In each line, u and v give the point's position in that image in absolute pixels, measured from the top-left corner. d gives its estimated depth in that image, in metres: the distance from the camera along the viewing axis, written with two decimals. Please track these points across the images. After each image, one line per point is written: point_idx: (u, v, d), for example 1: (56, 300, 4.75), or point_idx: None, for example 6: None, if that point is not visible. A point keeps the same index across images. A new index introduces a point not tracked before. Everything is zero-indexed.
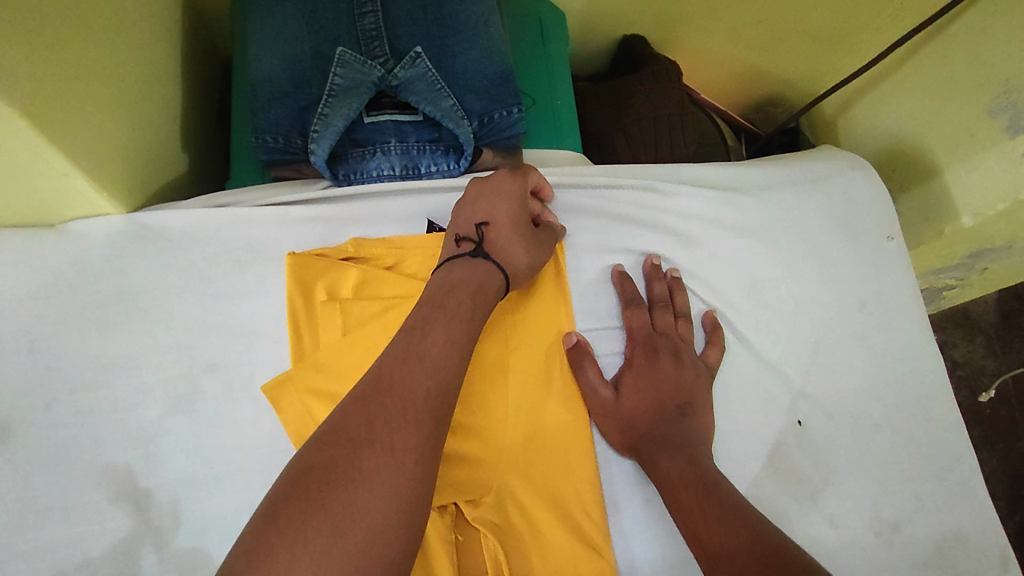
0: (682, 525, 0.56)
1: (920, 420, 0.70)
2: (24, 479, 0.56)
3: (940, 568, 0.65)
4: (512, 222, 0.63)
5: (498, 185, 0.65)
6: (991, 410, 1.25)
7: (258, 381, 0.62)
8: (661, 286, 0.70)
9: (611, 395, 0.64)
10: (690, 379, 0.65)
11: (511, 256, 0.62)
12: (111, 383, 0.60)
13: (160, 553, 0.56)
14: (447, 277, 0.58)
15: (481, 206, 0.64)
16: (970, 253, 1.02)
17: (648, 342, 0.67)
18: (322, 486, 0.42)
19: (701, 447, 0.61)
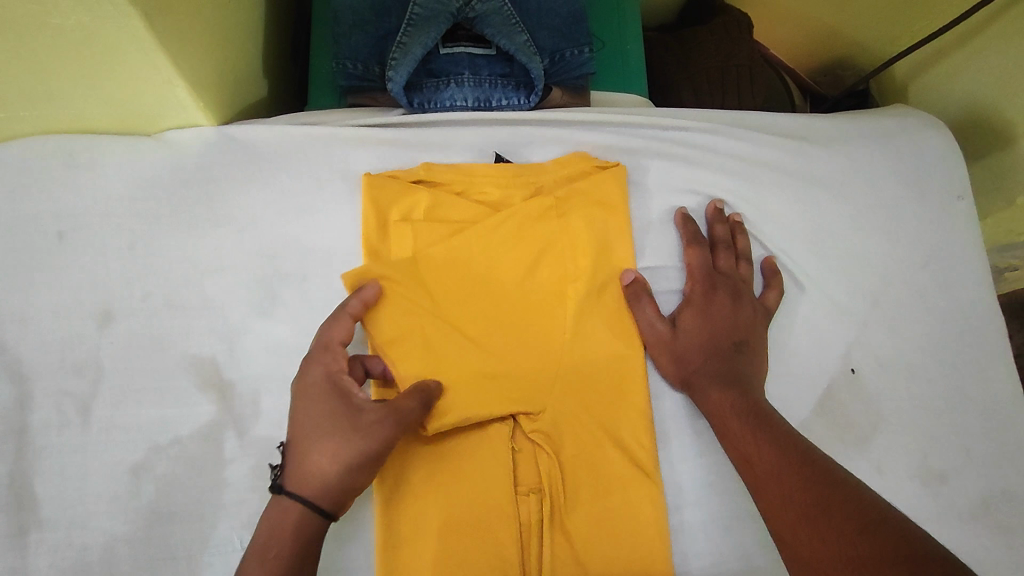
0: (732, 450, 0.59)
1: (977, 380, 0.70)
2: (125, 361, 0.62)
3: (986, 524, 0.66)
4: (314, 435, 0.54)
5: (308, 379, 0.57)
6: None
7: (333, 292, 0.66)
8: (723, 228, 0.71)
9: (669, 330, 0.65)
10: (747, 319, 0.66)
11: (312, 477, 0.53)
12: (201, 282, 0.64)
13: (240, 439, 0.61)
14: (265, 515, 0.53)
15: (292, 408, 0.57)
16: None
17: (709, 280, 0.68)
18: None
19: (754, 385, 0.62)
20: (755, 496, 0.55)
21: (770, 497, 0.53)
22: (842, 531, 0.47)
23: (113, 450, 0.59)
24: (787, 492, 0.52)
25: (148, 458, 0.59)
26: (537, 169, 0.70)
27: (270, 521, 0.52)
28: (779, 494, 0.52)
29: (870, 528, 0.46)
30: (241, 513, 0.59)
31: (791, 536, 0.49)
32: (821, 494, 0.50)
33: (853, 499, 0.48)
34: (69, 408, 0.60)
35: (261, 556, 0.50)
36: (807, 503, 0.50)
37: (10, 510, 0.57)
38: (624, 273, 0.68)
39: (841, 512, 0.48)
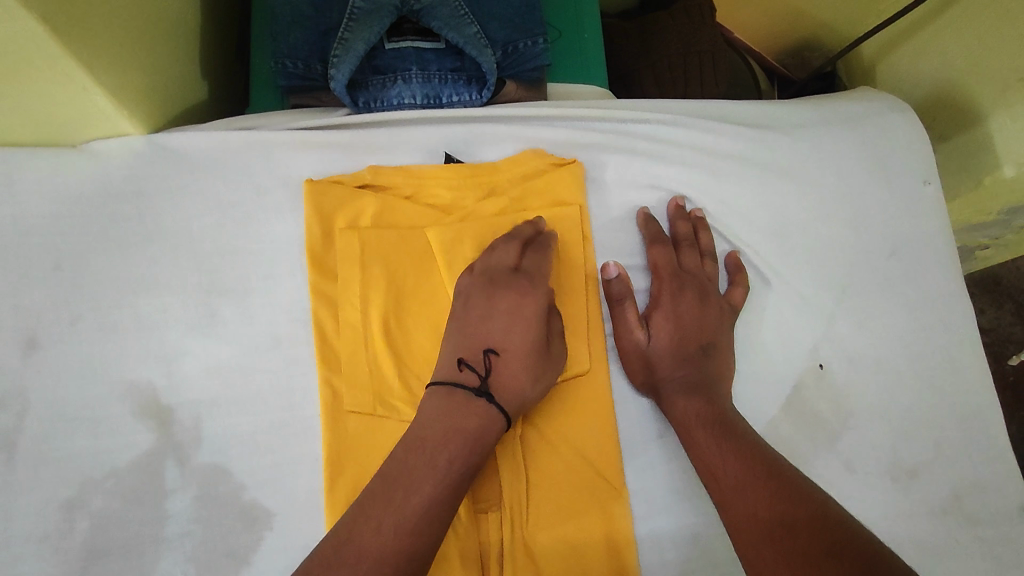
0: (696, 460, 0.56)
1: (947, 370, 0.68)
2: (53, 391, 0.58)
3: (957, 516, 0.65)
4: (528, 363, 0.59)
5: (502, 300, 0.60)
6: (1016, 377, 1.22)
7: (277, 308, 0.62)
8: (686, 226, 0.68)
9: (641, 334, 0.63)
10: (713, 319, 0.64)
11: (521, 402, 0.58)
12: (134, 303, 0.60)
13: (181, 468, 0.57)
14: (435, 403, 0.55)
15: (495, 324, 0.60)
16: (1008, 209, 0.99)
17: (675, 280, 0.66)
18: (402, 465, 0.51)
19: (719, 390, 0.61)
20: (720, 511, 0.52)
21: (736, 514, 0.50)
22: (810, 559, 0.44)
23: (44, 487, 0.55)
24: (754, 511, 0.49)
25: (81, 493, 0.56)
26: (489, 168, 0.67)
27: (453, 415, 0.54)
28: (746, 511, 0.50)
29: (838, 557, 0.44)
30: (185, 546, 0.56)
31: (756, 558, 0.47)
32: (789, 512, 0.48)
33: (821, 517, 0.47)
34: None
35: (471, 437, 0.53)
36: (774, 521, 0.48)
37: None
38: (607, 265, 0.65)
39: (810, 538, 0.46)
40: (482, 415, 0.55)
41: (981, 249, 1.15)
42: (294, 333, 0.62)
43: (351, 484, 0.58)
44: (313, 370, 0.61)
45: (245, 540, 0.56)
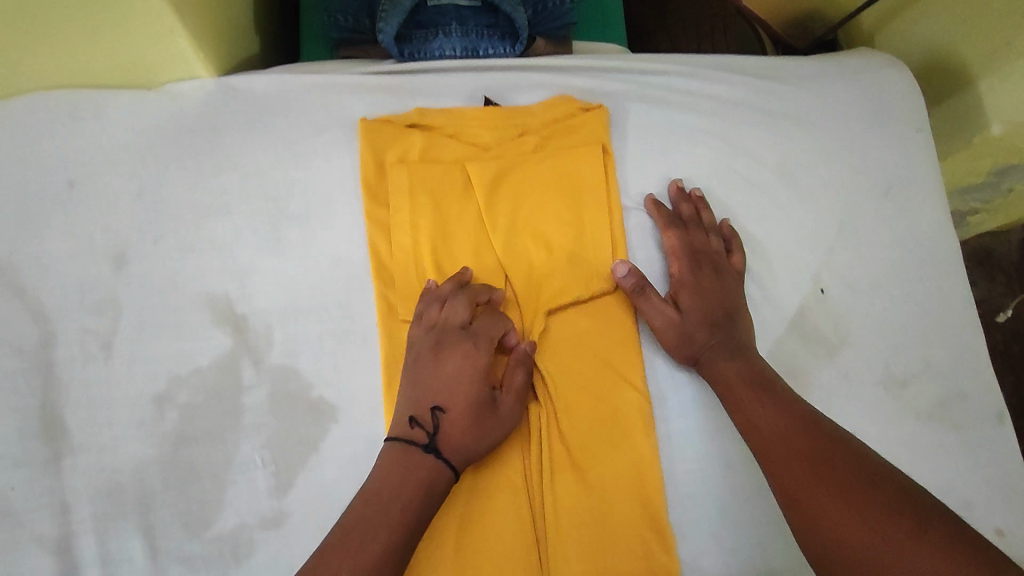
0: (741, 423, 0.61)
1: (935, 294, 0.76)
2: (142, 300, 0.65)
3: (941, 421, 0.73)
4: (467, 420, 0.62)
5: (453, 357, 0.64)
6: (1004, 344, 1.29)
7: (336, 231, 0.69)
8: (688, 206, 0.74)
9: (671, 311, 0.68)
10: (729, 290, 0.71)
11: (458, 450, 0.61)
12: (209, 224, 0.68)
13: (256, 368, 0.65)
14: (386, 460, 0.60)
15: (443, 380, 0.63)
16: (997, 169, 1.06)
17: (693, 258, 0.71)
18: (370, 506, 0.57)
19: (751, 351, 0.67)
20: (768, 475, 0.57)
21: (786, 466, 0.55)
22: (869, 500, 0.50)
23: (137, 382, 0.63)
24: (803, 460, 0.54)
25: (170, 387, 0.63)
26: (523, 111, 0.74)
27: (404, 471, 0.58)
28: (788, 458, 0.56)
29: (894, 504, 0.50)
30: (261, 434, 0.63)
31: (812, 502, 0.52)
32: (829, 459, 0.54)
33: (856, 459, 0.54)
34: (92, 343, 0.63)
35: (401, 492, 0.57)
36: (815, 466, 0.54)
37: (44, 438, 0.61)
38: (615, 263, 0.69)
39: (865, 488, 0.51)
40: (428, 470, 0.59)
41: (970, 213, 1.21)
42: (351, 253, 0.69)
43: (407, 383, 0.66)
44: (369, 286, 0.69)
45: (314, 430, 0.64)
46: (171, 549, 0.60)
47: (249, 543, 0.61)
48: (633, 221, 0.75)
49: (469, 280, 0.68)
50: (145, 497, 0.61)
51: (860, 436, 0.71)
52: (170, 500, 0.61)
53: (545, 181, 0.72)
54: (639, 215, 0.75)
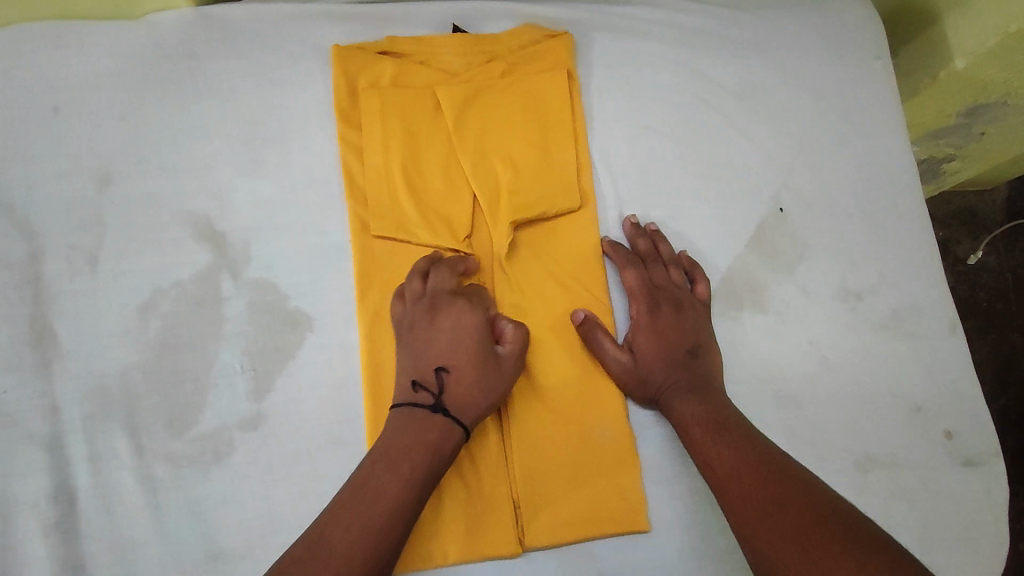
0: (697, 457, 0.62)
1: (890, 213, 0.79)
2: (126, 218, 0.68)
3: (895, 332, 0.76)
4: (473, 378, 0.63)
5: (446, 318, 0.65)
6: (988, 302, 1.24)
7: (311, 154, 0.72)
8: (645, 241, 0.74)
9: (623, 352, 0.68)
10: (691, 324, 0.70)
11: (469, 405, 0.63)
12: (189, 147, 0.71)
13: (235, 281, 0.68)
14: (395, 422, 0.61)
15: (440, 342, 0.64)
16: (967, 110, 1.04)
17: (650, 297, 0.71)
18: (378, 464, 0.58)
19: (714, 387, 0.67)
20: (728, 510, 0.58)
21: (738, 521, 0.56)
22: (810, 543, 0.51)
23: (122, 293, 0.66)
24: (761, 516, 0.54)
25: (153, 298, 0.66)
26: (491, 39, 0.77)
27: (419, 429, 0.60)
28: (739, 494, 0.57)
29: (851, 547, 0.49)
30: (241, 342, 0.66)
31: (761, 546, 0.53)
32: (777, 493, 0.55)
33: (803, 494, 0.55)
34: (78, 258, 0.67)
35: (411, 451, 0.58)
36: (764, 499, 0.55)
37: (34, 344, 0.64)
38: (573, 313, 0.70)
39: (825, 531, 0.51)
40: (439, 426, 0.60)
41: (947, 162, 1.18)
42: (326, 175, 0.72)
43: (379, 294, 0.69)
44: (343, 205, 0.71)
45: (291, 338, 0.67)
46: (155, 447, 0.63)
47: (229, 442, 0.64)
48: (598, 144, 0.77)
49: (441, 257, 0.70)
50: (131, 400, 0.64)
51: (816, 345, 0.75)
52: (154, 403, 0.64)
53: (513, 104, 0.75)
54: (604, 140, 0.78)
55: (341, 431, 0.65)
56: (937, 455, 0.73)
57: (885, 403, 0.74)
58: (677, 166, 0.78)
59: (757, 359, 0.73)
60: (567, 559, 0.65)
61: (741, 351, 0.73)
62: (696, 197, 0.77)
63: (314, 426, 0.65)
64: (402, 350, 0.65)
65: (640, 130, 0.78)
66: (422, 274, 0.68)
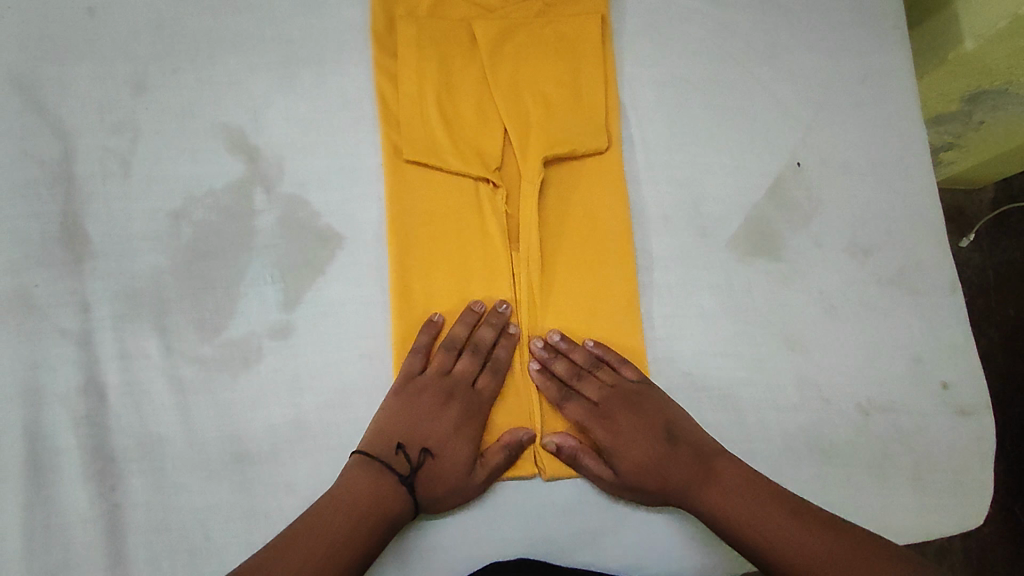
0: (731, 533, 0.62)
1: (900, 174, 0.82)
2: (159, 125, 0.68)
3: (899, 287, 0.79)
4: (442, 474, 0.62)
5: (454, 409, 0.65)
6: (968, 296, 1.20)
7: (347, 77, 0.73)
8: (583, 355, 0.69)
9: (609, 473, 0.65)
10: (654, 415, 0.66)
11: (428, 489, 0.62)
12: (225, 60, 0.71)
13: (268, 195, 0.68)
14: (363, 470, 0.61)
15: (438, 425, 0.64)
16: (969, 97, 0.98)
17: (602, 412, 0.67)
18: (330, 511, 0.58)
19: (710, 485, 0.63)
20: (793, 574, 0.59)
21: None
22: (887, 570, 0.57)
23: (154, 197, 0.67)
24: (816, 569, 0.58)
25: (185, 205, 0.67)
26: None
27: (378, 490, 0.60)
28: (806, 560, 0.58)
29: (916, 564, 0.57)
30: (271, 255, 0.67)
31: None
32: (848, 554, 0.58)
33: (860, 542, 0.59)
34: (110, 161, 0.67)
35: (364, 506, 0.59)
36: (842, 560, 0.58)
37: (65, 242, 0.64)
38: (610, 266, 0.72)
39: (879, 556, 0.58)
40: (396, 499, 0.60)
41: (945, 151, 1.12)
42: (360, 98, 0.73)
43: (407, 217, 0.70)
44: (375, 128, 0.72)
45: (321, 254, 0.68)
46: (184, 350, 0.64)
47: (258, 350, 0.65)
48: (628, 90, 0.79)
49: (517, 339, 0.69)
50: (160, 302, 0.64)
51: (825, 295, 0.77)
52: (183, 306, 0.65)
53: (548, 43, 0.77)
54: (633, 85, 0.79)
55: (367, 346, 0.67)
56: (933, 403, 0.76)
57: (887, 353, 0.77)
58: (701, 116, 0.80)
59: (769, 305, 0.76)
60: (584, 481, 0.67)
61: (756, 296, 0.76)
62: (719, 147, 0.79)
63: (343, 340, 0.66)
64: (396, 413, 0.63)
65: (667, 79, 0.80)
66: (456, 351, 0.67)
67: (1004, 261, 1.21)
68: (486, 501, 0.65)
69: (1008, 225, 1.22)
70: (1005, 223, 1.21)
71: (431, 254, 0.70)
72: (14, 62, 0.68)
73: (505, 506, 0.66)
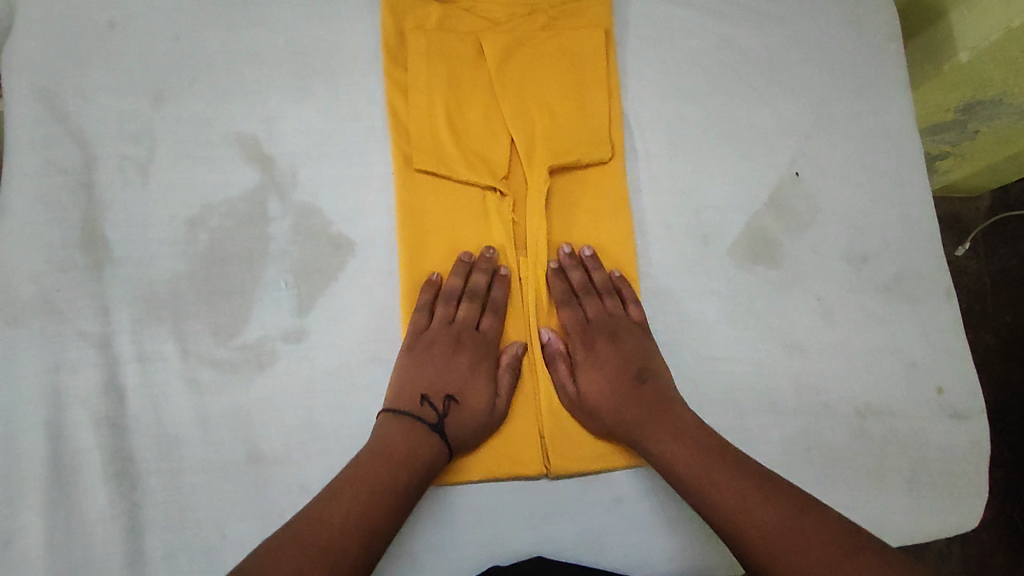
0: (673, 478, 0.64)
1: (896, 184, 0.84)
2: (176, 134, 0.71)
3: (895, 293, 0.81)
4: (472, 412, 0.66)
5: (464, 357, 0.69)
6: (964, 303, 1.22)
7: (359, 88, 0.75)
8: (578, 274, 0.73)
9: (573, 390, 0.69)
10: (632, 349, 0.71)
11: (460, 430, 0.65)
12: (240, 71, 0.73)
13: (282, 202, 0.70)
14: (395, 425, 0.63)
15: (455, 373, 0.68)
16: (964, 107, 1.00)
17: (584, 335, 0.72)
18: (315, 516, 0.57)
19: (683, 417, 0.66)
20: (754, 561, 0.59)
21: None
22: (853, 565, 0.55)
23: (171, 204, 0.69)
24: (748, 514, 0.59)
25: (201, 213, 0.69)
26: None
27: (410, 439, 0.63)
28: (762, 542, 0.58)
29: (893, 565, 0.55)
30: (285, 261, 0.69)
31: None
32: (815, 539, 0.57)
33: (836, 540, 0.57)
34: (129, 169, 0.69)
35: (353, 505, 0.58)
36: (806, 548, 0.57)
37: (85, 248, 0.66)
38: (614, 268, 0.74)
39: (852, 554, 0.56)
40: (429, 447, 0.63)
41: (941, 159, 1.14)
42: (371, 108, 0.75)
43: (417, 225, 0.72)
44: (386, 139, 0.74)
45: (333, 261, 0.70)
46: (201, 353, 0.65)
47: (273, 353, 0.67)
48: (631, 102, 0.82)
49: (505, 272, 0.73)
50: (177, 306, 0.66)
51: (823, 302, 0.79)
52: (200, 311, 0.66)
53: (555, 57, 0.79)
54: (636, 97, 0.82)
55: (379, 351, 0.68)
56: (928, 408, 0.78)
57: (883, 359, 0.79)
58: (703, 127, 0.82)
59: (768, 311, 0.78)
60: (590, 483, 0.69)
61: (756, 302, 0.78)
62: (720, 158, 0.81)
63: (355, 344, 0.68)
64: (409, 368, 0.67)
65: (669, 91, 0.83)
66: (454, 301, 0.70)
67: (1000, 268, 1.23)
68: (494, 501, 0.67)
69: (1004, 234, 1.24)
70: (1000, 231, 1.24)
71: (441, 264, 0.72)
72: (36, 73, 0.70)
73: (512, 506, 0.67)
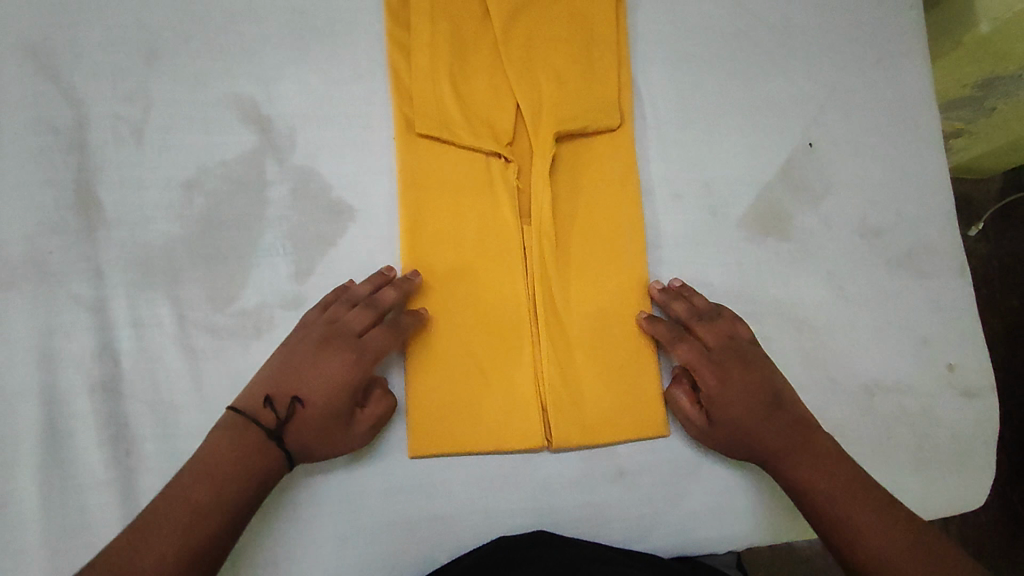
0: (811, 508, 0.62)
1: (912, 157, 0.82)
2: (171, 93, 0.68)
3: (907, 269, 0.79)
4: (316, 426, 0.59)
5: (330, 359, 0.60)
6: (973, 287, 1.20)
7: (360, 50, 0.73)
8: (681, 305, 0.70)
9: (698, 416, 0.66)
10: (756, 373, 0.66)
11: (299, 439, 0.59)
12: (237, 30, 0.71)
13: (280, 165, 0.68)
14: (231, 431, 0.58)
15: (319, 376, 0.60)
16: (982, 82, 0.96)
17: (715, 359, 0.66)
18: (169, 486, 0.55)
19: (819, 439, 0.64)
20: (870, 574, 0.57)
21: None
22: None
23: (166, 165, 0.67)
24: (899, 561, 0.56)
25: (198, 175, 0.67)
26: None
27: (247, 447, 0.57)
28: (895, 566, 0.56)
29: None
30: (283, 226, 0.67)
31: None
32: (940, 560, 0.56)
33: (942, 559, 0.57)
34: (122, 128, 0.67)
35: (208, 480, 0.55)
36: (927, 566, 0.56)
37: (78, 208, 0.65)
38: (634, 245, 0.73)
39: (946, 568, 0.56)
40: (265, 458, 0.57)
41: (954, 137, 1.11)
42: (372, 70, 0.73)
43: (420, 194, 0.70)
44: (388, 102, 0.72)
45: (332, 226, 0.68)
46: (197, 318, 0.64)
47: (270, 319, 0.65)
48: (642, 68, 0.79)
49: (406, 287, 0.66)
50: (172, 270, 0.65)
51: (834, 276, 0.77)
52: (195, 277, 0.65)
53: (563, 17, 0.76)
54: (647, 63, 0.79)
55: None
56: (938, 385, 0.76)
57: (894, 336, 0.77)
58: (714, 95, 0.79)
59: (777, 285, 0.76)
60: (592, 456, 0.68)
61: (765, 275, 0.76)
62: (732, 127, 0.79)
63: None
64: (279, 366, 0.61)
65: (680, 57, 0.80)
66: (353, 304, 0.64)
67: (1010, 253, 1.20)
68: (495, 473, 0.66)
69: (1016, 217, 1.21)
70: (1012, 216, 1.21)
71: (445, 238, 0.70)
72: (27, 28, 0.67)
73: (513, 480, 0.66)
